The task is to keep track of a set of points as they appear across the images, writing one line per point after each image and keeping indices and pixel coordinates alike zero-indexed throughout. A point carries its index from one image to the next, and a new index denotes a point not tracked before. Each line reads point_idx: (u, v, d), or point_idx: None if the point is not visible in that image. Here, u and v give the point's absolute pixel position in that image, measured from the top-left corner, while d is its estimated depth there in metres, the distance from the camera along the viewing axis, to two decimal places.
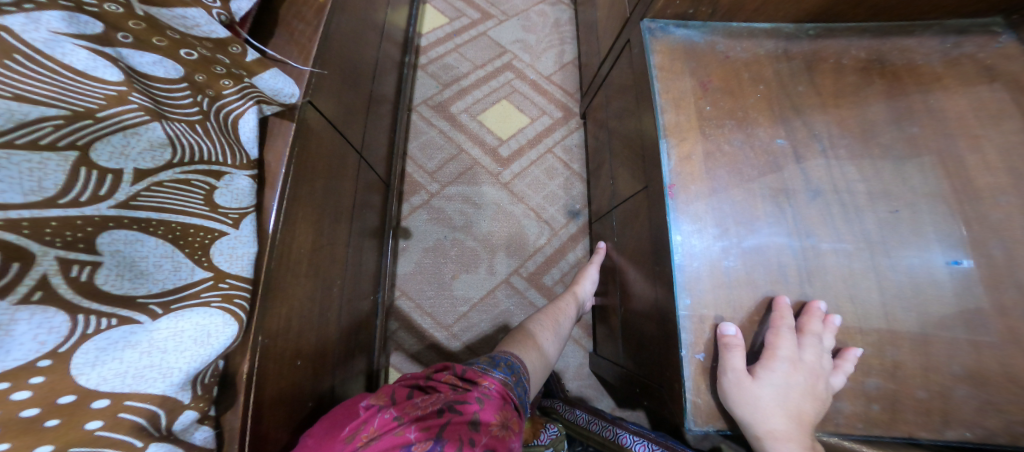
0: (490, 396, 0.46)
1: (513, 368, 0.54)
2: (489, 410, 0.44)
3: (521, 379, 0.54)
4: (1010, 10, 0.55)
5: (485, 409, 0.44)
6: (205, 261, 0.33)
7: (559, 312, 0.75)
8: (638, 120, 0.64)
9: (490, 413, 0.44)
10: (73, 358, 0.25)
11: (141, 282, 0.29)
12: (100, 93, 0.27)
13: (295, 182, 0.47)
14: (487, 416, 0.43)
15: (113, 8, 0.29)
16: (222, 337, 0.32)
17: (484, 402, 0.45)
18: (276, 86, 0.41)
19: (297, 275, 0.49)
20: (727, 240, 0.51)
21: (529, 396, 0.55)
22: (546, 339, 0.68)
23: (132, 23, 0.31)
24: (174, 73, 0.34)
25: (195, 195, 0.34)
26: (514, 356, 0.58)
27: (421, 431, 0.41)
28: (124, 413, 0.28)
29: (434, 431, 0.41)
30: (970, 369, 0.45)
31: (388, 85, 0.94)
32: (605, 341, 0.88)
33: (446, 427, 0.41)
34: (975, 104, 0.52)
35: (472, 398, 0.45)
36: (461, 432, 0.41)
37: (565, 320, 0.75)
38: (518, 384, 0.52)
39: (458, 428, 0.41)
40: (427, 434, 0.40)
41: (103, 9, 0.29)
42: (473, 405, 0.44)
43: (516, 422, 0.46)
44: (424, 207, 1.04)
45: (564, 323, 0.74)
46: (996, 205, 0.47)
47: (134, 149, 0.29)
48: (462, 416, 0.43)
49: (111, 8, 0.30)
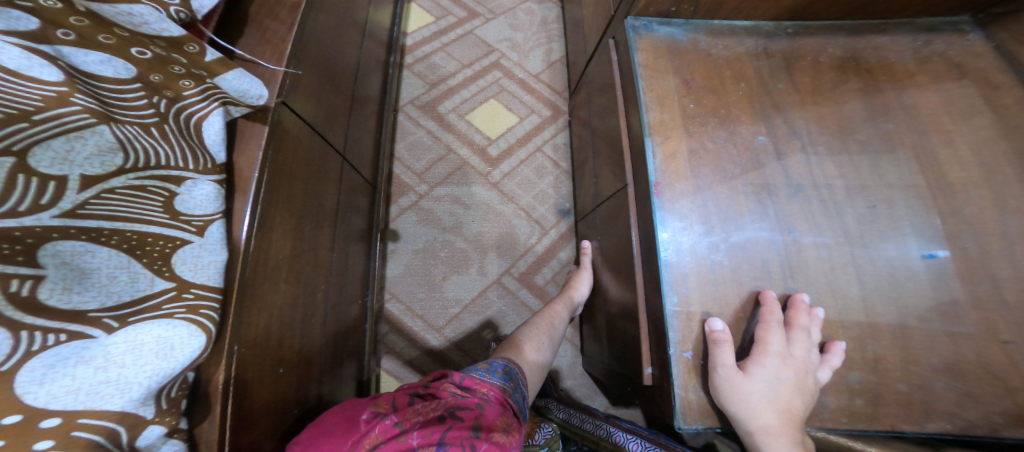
0: (489, 401, 0.46)
1: (518, 377, 0.54)
2: (490, 416, 0.44)
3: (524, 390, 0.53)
4: (978, 9, 0.56)
5: (487, 414, 0.44)
6: (165, 271, 0.32)
7: (552, 316, 0.74)
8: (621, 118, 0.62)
9: (490, 417, 0.43)
10: (17, 376, 0.24)
11: (92, 296, 0.28)
12: (38, 95, 0.26)
13: (270, 186, 0.45)
14: (487, 421, 0.42)
15: (50, 3, 0.28)
16: (188, 349, 0.31)
17: (484, 407, 0.44)
18: (241, 87, 0.40)
19: (275, 280, 0.48)
20: (712, 236, 0.51)
21: (529, 400, 0.54)
22: (541, 342, 0.67)
23: (75, 20, 0.29)
24: (126, 73, 0.32)
25: (152, 202, 0.32)
26: (508, 360, 0.56)
27: (424, 437, 0.40)
28: (79, 432, 0.26)
29: (438, 436, 0.39)
30: (947, 361, 0.45)
31: (372, 85, 0.92)
32: (591, 340, 0.87)
33: (450, 432, 0.40)
34: (946, 100, 0.52)
35: (472, 405, 0.44)
36: (465, 436, 0.39)
37: (561, 324, 0.73)
38: (517, 390, 0.51)
39: (462, 432, 0.40)
40: (431, 440, 0.39)
41: (40, 5, 0.27)
42: (473, 413, 0.43)
43: (515, 427, 0.45)
44: (413, 208, 1.03)
45: (560, 328, 0.73)
46: (969, 198, 0.48)
47: (80, 153, 0.28)
48: (465, 422, 0.41)
49: (48, 3, 0.28)
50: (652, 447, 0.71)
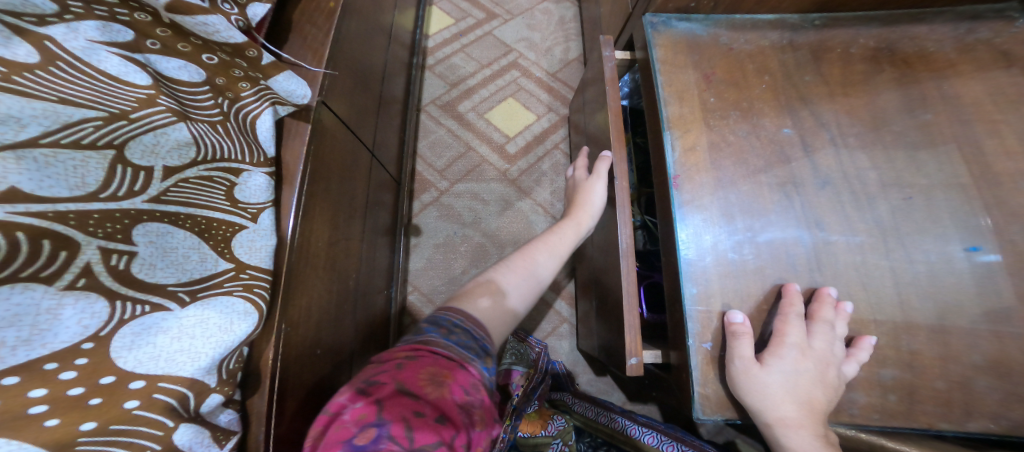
0: (412, 357, 0.36)
1: (447, 323, 0.42)
2: (412, 369, 0.35)
3: (472, 337, 0.42)
4: None
5: (415, 369, 0.35)
6: (227, 253, 0.36)
7: (539, 247, 0.58)
8: (612, 113, 0.63)
9: (410, 372, 0.34)
10: (112, 342, 0.28)
11: (171, 272, 0.32)
12: (133, 97, 0.31)
13: (312, 179, 0.49)
14: (405, 381, 0.34)
15: (142, 17, 0.34)
16: (244, 325, 0.34)
17: (411, 363, 0.35)
18: (289, 87, 0.45)
19: (315, 267, 0.51)
20: (739, 234, 0.51)
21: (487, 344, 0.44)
22: (522, 277, 0.53)
23: (160, 30, 0.35)
24: (197, 77, 0.38)
25: (217, 191, 0.37)
26: (448, 310, 0.45)
27: (358, 416, 0.32)
28: (158, 394, 0.30)
29: (369, 409, 0.32)
30: (991, 358, 0.45)
31: (397, 86, 0.96)
32: (585, 333, 0.87)
33: (379, 404, 0.32)
34: (991, 89, 0.52)
35: (386, 369, 0.35)
36: (403, 406, 0.32)
37: (550, 258, 0.57)
38: (457, 333, 0.41)
39: (398, 401, 0.32)
40: (365, 417, 0.31)
41: (135, 18, 0.34)
42: (387, 374, 0.35)
43: (459, 373, 0.36)
44: (435, 204, 1.07)
45: (548, 263, 0.57)
46: (1017, 190, 0.48)
47: (164, 148, 0.32)
48: (386, 385, 0.33)
49: (140, 17, 0.34)
50: (668, 440, 0.71)
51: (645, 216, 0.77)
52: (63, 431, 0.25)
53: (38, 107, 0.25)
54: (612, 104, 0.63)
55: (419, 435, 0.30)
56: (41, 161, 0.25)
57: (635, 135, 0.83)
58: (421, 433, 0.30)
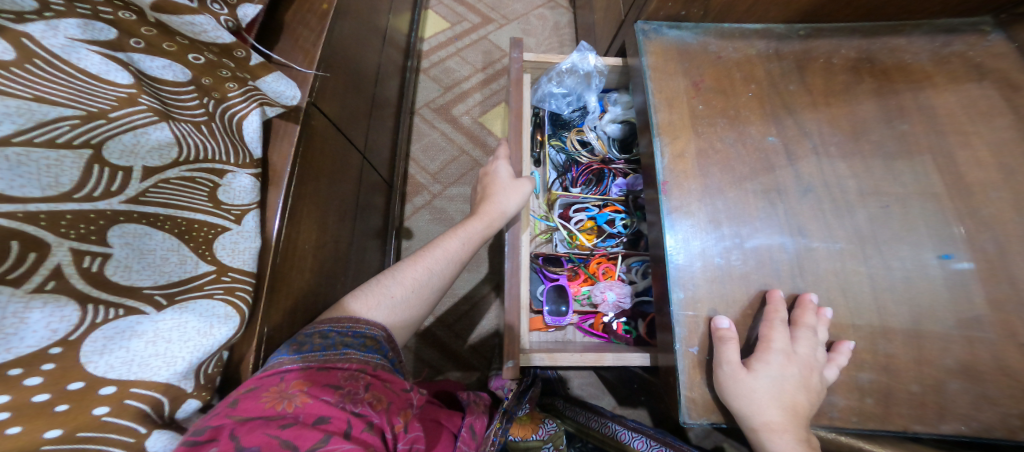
0: (246, 390, 0.35)
1: (296, 337, 0.41)
2: (255, 398, 0.34)
3: (335, 334, 0.42)
4: (998, 9, 0.55)
5: (253, 402, 0.34)
6: (208, 255, 0.35)
7: (436, 254, 0.52)
8: (512, 113, 0.65)
9: (255, 401, 0.34)
10: (82, 346, 0.28)
11: (148, 274, 0.31)
12: (112, 96, 0.31)
13: (300, 180, 0.49)
14: (250, 409, 0.33)
15: (126, 16, 0.34)
16: (224, 329, 0.34)
17: (244, 398, 0.34)
18: (278, 88, 0.45)
19: (301, 268, 0.51)
20: (726, 241, 0.52)
21: (363, 331, 0.44)
22: (417, 288, 0.49)
23: (146, 29, 0.35)
24: (182, 77, 0.38)
25: (200, 192, 0.36)
26: (314, 324, 0.43)
27: None
28: (130, 400, 0.29)
29: (224, 447, 0.30)
30: (963, 362, 0.46)
31: (391, 88, 0.96)
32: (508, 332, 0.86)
33: (234, 437, 0.31)
34: (965, 101, 0.53)
35: (215, 410, 0.33)
36: (265, 430, 0.32)
37: (447, 267, 0.51)
38: (311, 336, 0.41)
39: (257, 427, 0.32)
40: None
41: (118, 17, 0.33)
42: (221, 413, 0.33)
43: (304, 383, 0.37)
44: (426, 207, 1.06)
45: (444, 272, 0.51)
46: (989, 199, 0.49)
47: (143, 148, 0.32)
48: (229, 422, 0.32)
49: (125, 16, 0.34)
50: (658, 445, 0.70)
51: (560, 221, 0.78)
52: (27, 439, 0.25)
53: (11, 105, 0.25)
54: (513, 106, 0.65)
55: (299, 440, 0.32)
56: (13, 159, 0.25)
57: (551, 137, 0.85)
58: (302, 438, 0.33)
